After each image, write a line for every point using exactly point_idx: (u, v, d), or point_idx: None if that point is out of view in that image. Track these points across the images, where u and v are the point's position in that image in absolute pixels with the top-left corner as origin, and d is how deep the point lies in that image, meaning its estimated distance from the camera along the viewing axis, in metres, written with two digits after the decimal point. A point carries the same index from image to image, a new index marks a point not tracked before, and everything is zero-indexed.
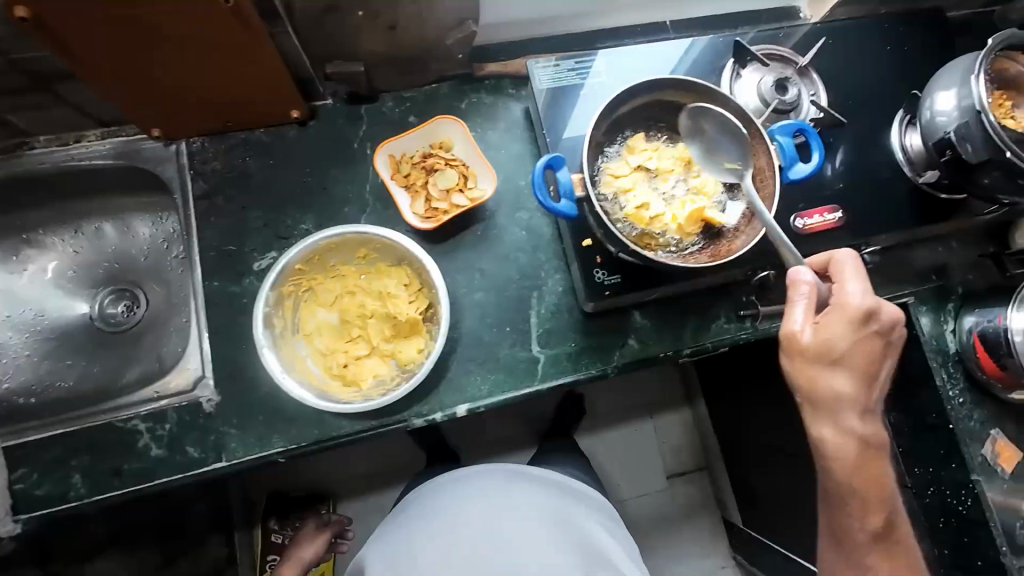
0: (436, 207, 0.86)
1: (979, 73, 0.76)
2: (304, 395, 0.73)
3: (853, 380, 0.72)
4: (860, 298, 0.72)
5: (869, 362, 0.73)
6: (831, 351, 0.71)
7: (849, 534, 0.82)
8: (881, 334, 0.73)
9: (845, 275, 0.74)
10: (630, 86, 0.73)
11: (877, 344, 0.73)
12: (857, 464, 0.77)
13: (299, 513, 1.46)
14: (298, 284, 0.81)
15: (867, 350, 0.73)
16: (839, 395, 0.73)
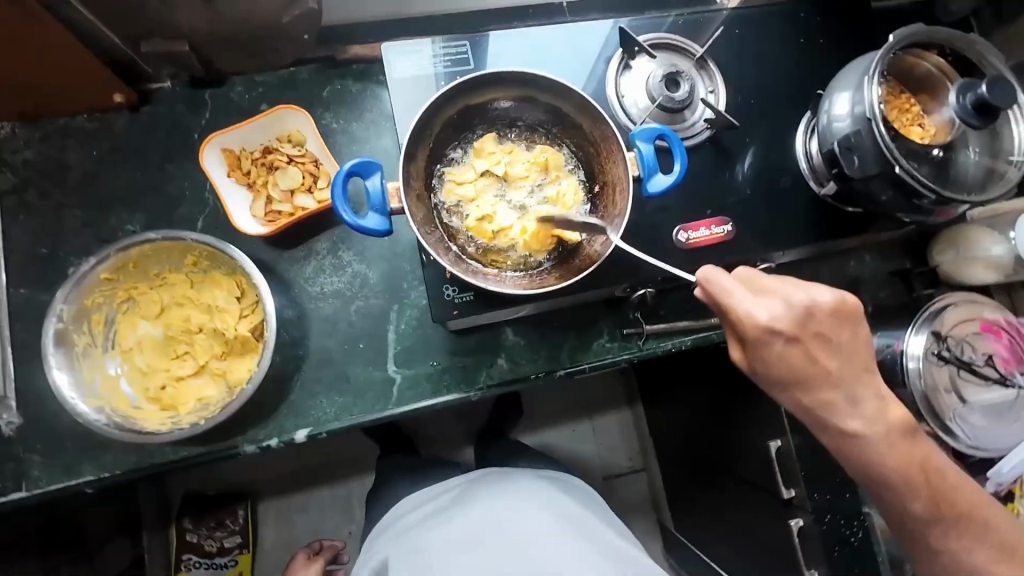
0: (277, 209, 0.77)
1: (873, 75, 0.68)
2: (100, 421, 0.65)
3: (824, 389, 0.62)
4: (761, 309, 0.60)
5: (820, 364, 0.61)
6: (777, 377, 0.62)
7: (912, 533, 0.68)
8: (802, 334, 0.60)
9: (724, 288, 0.61)
10: (469, 78, 0.63)
11: (812, 344, 0.61)
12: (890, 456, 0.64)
13: (215, 513, 1.38)
14: (112, 295, 0.72)
15: (808, 356, 0.61)
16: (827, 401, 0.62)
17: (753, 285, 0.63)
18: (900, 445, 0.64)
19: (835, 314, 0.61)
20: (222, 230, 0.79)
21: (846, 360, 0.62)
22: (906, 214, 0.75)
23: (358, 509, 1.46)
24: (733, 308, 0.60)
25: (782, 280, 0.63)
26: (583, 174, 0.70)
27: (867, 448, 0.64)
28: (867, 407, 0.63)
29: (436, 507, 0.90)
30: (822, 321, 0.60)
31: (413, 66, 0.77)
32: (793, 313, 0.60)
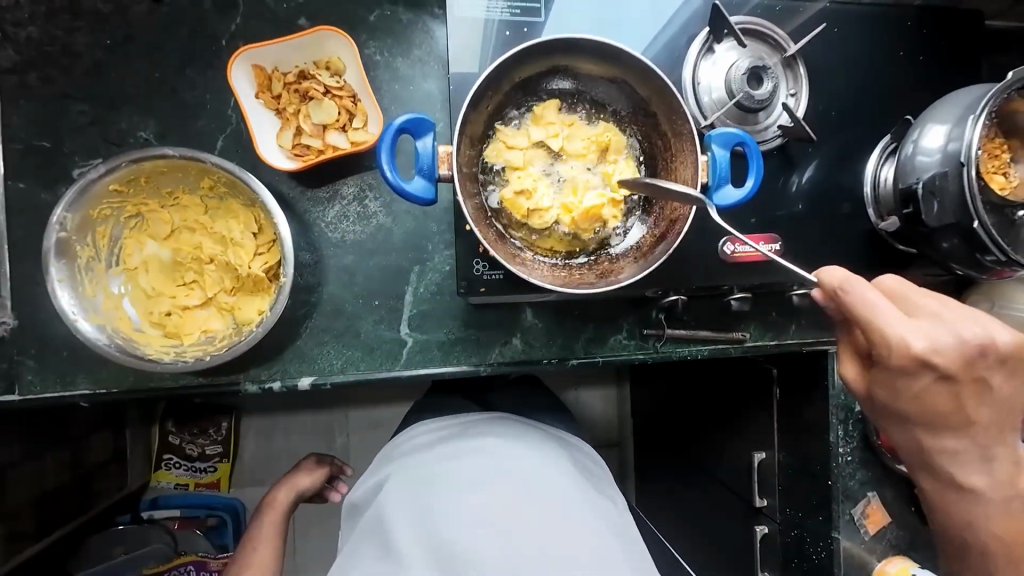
0: (306, 143, 0.71)
1: (981, 114, 0.62)
2: (102, 342, 0.62)
3: (950, 436, 0.60)
4: (919, 337, 0.52)
5: (963, 411, 0.57)
6: (914, 412, 0.57)
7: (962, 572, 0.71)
8: (963, 373, 0.54)
9: (869, 299, 0.52)
10: (548, 39, 0.55)
11: (964, 386, 0.55)
12: (987, 517, 0.64)
13: (197, 421, 1.40)
14: (119, 208, 0.67)
15: (955, 401, 0.56)
16: (947, 448, 0.60)
17: (907, 301, 0.54)
18: (998, 507, 0.64)
19: (1004, 357, 0.55)
20: (243, 156, 0.72)
21: (992, 414, 0.58)
22: (960, 267, 0.72)
23: (338, 439, 1.49)
24: (879, 330, 0.52)
25: (945, 306, 0.54)
26: (644, 167, 0.64)
27: (963, 501, 0.64)
28: (996, 464, 0.62)
29: (448, 434, 0.80)
30: (988, 362, 0.54)
31: (478, 9, 0.69)
32: (960, 350, 0.52)
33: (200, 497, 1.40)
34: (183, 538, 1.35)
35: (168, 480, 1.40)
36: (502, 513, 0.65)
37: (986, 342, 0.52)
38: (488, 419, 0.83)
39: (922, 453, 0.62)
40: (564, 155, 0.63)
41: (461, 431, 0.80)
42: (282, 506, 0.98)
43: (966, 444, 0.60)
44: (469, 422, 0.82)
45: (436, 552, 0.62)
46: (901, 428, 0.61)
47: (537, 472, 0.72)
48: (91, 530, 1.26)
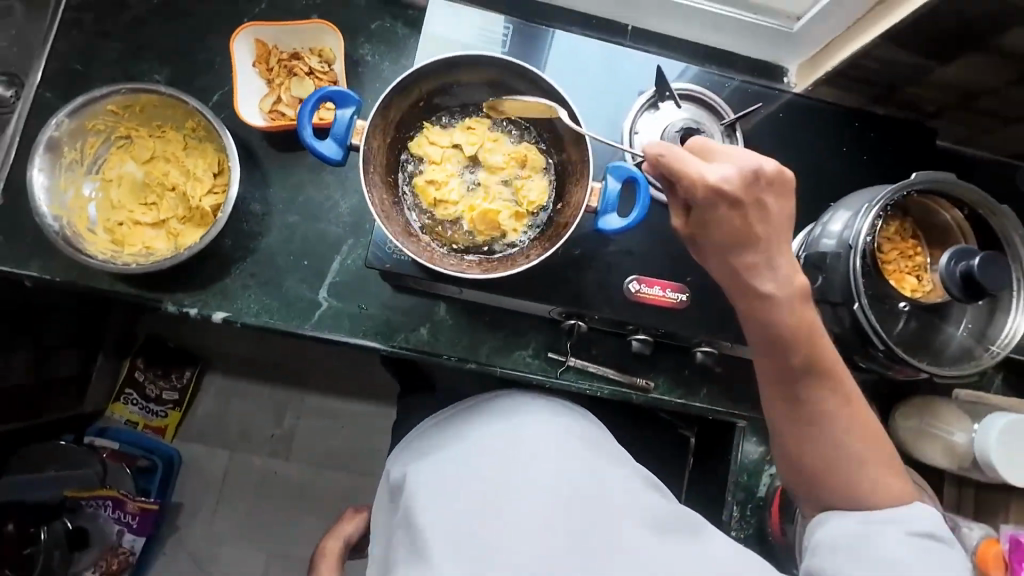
0: (281, 111, 0.82)
1: (876, 206, 0.64)
2: (52, 227, 0.72)
3: (746, 247, 0.59)
4: (713, 170, 0.58)
5: (754, 229, 0.59)
6: (719, 236, 0.59)
7: (780, 386, 0.62)
8: (745, 191, 0.58)
9: (684, 155, 0.58)
10: (474, 55, 0.63)
11: (752, 208, 0.58)
12: (794, 314, 0.59)
13: (166, 364, 1.46)
14: (113, 127, 0.79)
15: (744, 218, 0.58)
16: (750, 260, 0.60)
17: (709, 154, 0.61)
18: (796, 305, 0.60)
19: (774, 178, 0.59)
20: (230, 112, 0.84)
21: (777, 225, 0.60)
22: (861, 360, 0.71)
23: (287, 418, 1.51)
24: (690, 172, 0.57)
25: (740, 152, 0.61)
26: (553, 191, 0.70)
27: (771, 314, 0.59)
28: (782, 267, 0.60)
29: (427, 438, 0.79)
30: (762, 182, 0.58)
31: (453, 33, 0.80)
32: (742, 174, 0.58)
33: (142, 438, 1.42)
34: (112, 472, 1.39)
35: (121, 414, 1.45)
36: (503, 499, 0.65)
37: (763, 165, 0.58)
38: (446, 410, 0.83)
39: (733, 275, 0.61)
40: (484, 163, 0.70)
41: (472, 416, 0.78)
42: (334, 553, 0.99)
43: (755, 259, 0.59)
44: (482, 399, 0.81)
45: (463, 550, 0.62)
46: (705, 249, 0.61)
47: (548, 455, 0.70)
48: (35, 437, 1.32)
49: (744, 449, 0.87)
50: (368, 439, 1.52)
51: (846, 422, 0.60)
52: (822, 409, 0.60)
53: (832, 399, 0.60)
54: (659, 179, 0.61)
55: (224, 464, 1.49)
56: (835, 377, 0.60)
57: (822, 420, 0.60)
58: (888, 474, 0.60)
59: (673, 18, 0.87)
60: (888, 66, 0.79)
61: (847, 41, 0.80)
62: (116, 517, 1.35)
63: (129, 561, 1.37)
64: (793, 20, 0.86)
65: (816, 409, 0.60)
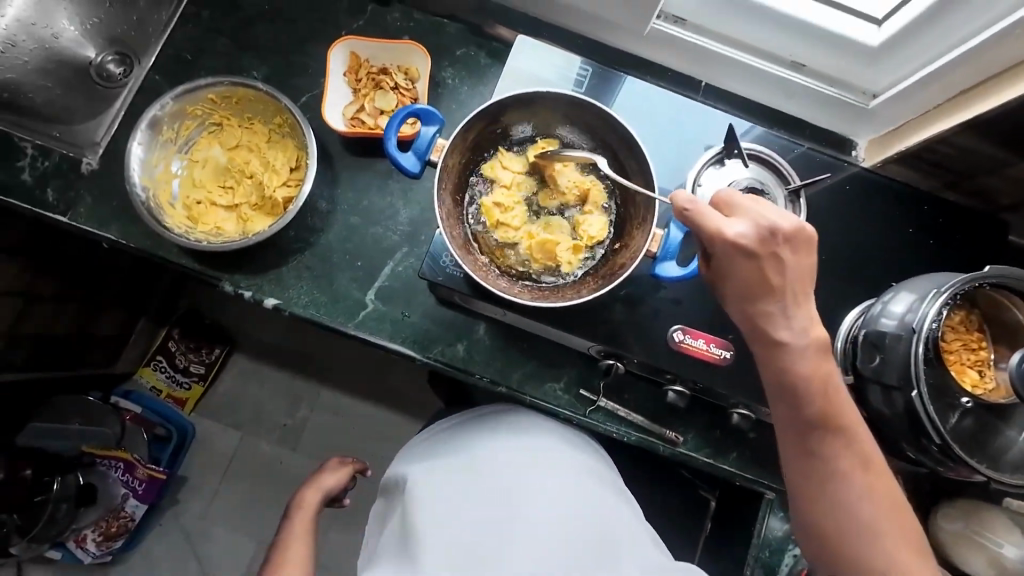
0: (361, 119, 0.86)
1: (944, 293, 0.62)
2: (139, 197, 0.77)
3: (760, 300, 0.60)
4: (731, 225, 0.59)
5: (772, 281, 0.59)
6: (736, 288, 0.61)
7: (793, 436, 0.62)
8: (762, 245, 0.58)
9: (702, 208, 0.59)
10: (556, 94, 0.65)
11: (768, 262, 0.59)
12: (812, 364, 0.60)
13: (198, 339, 1.49)
14: (209, 113, 0.85)
15: (760, 272, 0.59)
16: (765, 310, 0.60)
17: (730, 206, 0.62)
18: (813, 356, 0.60)
19: (795, 234, 0.59)
20: (314, 114, 0.89)
21: (795, 276, 0.59)
22: (911, 451, 0.68)
23: (301, 409, 1.53)
24: (707, 227, 0.59)
25: (761, 206, 0.61)
26: (614, 228, 0.70)
27: (792, 365, 0.60)
28: (799, 318, 0.60)
29: (436, 449, 0.90)
30: (782, 237, 0.58)
31: (535, 68, 0.83)
32: (759, 232, 0.59)
33: (162, 407, 1.45)
34: (129, 433, 1.41)
35: (148, 379, 1.48)
36: (508, 508, 0.78)
37: (781, 225, 0.58)
38: (450, 422, 0.94)
39: (748, 322, 0.62)
40: (549, 188, 0.72)
41: (472, 436, 0.88)
42: (311, 504, 1.02)
43: (777, 310, 0.60)
44: (484, 416, 0.90)
45: (460, 563, 0.73)
46: (723, 295, 0.63)
47: (537, 485, 0.81)
48: (63, 391, 1.34)
49: (769, 523, 0.82)
50: (376, 445, 1.52)
51: (863, 484, 0.60)
52: (836, 465, 0.60)
53: (848, 458, 0.60)
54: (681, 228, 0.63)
55: (234, 445, 1.51)
56: (852, 434, 0.60)
57: (837, 477, 0.60)
58: (900, 542, 0.59)
59: (748, 81, 0.89)
60: (963, 154, 0.78)
61: (923, 125, 0.81)
62: (124, 481, 1.37)
63: (127, 526, 1.39)
64: (870, 97, 0.86)
65: (831, 465, 0.60)
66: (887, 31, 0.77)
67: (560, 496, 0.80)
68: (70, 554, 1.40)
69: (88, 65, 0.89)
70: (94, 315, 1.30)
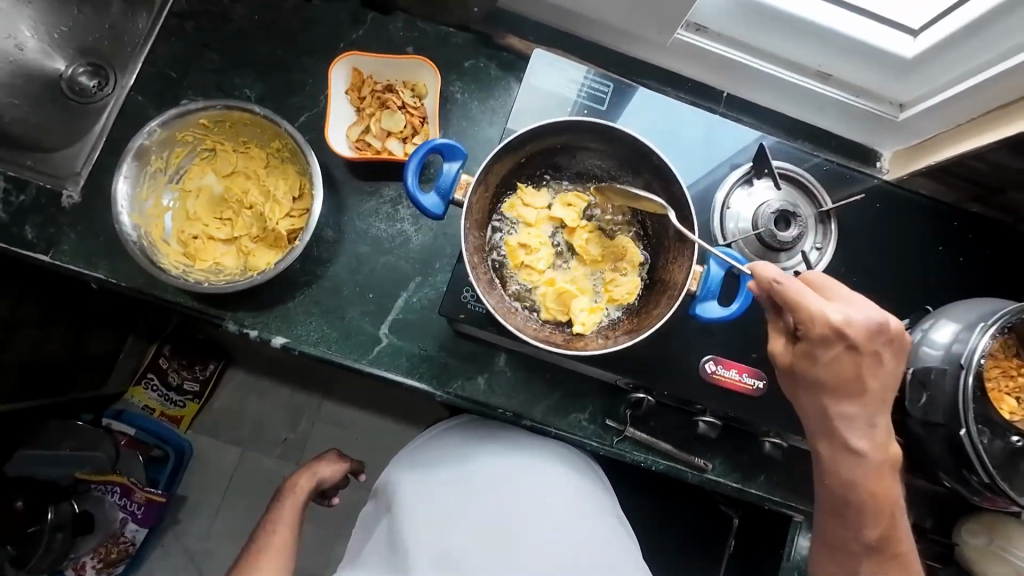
0: (369, 142, 0.81)
1: (991, 324, 0.62)
2: (131, 237, 0.71)
3: (849, 397, 0.60)
4: (835, 311, 0.58)
5: (862, 380, 0.59)
6: (821, 379, 0.59)
7: (843, 551, 0.65)
8: (865, 346, 0.58)
9: (802, 288, 0.59)
10: (606, 124, 0.64)
11: (867, 358, 0.59)
12: (879, 481, 0.62)
13: (192, 355, 1.41)
14: (200, 139, 0.79)
15: (857, 366, 0.59)
16: (848, 412, 0.60)
17: (826, 293, 0.61)
18: (885, 473, 0.62)
19: (894, 336, 0.59)
20: (315, 136, 0.83)
21: (883, 382, 0.60)
22: (949, 481, 0.67)
23: (302, 423, 1.46)
24: (812, 309, 0.57)
25: (859, 300, 0.60)
26: (643, 293, 0.71)
27: (855, 473, 0.61)
28: (879, 432, 0.61)
29: (431, 455, 0.85)
30: (883, 338, 0.59)
31: (553, 85, 0.78)
32: (869, 325, 0.58)
33: (157, 427, 1.35)
34: (124, 458, 1.32)
35: (140, 399, 1.39)
36: (511, 526, 0.76)
37: (885, 325, 0.58)
38: (446, 426, 0.89)
39: (824, 421, 0.61)
40: (579, 253, 0.73)
41: (475, 448, 0.83)
42: (302, 492, 0.95)
43: (858, 415, 0.60)
44: (488, 428, 0.85)
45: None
46: (801, 381, 0.61)
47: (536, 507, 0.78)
48: (56, 416, 1.23)
49: (799, 546, 0.81)
50: (383, 458, 1.45)
51: None
52: None
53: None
54: (767, 301, 0.62)
55: (234, 463, 1.44)
56: (901, 557, 0.64)
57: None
58: None
59: (771, 93, 0.86)
60: (996, 169, 0.75)
61: (955, 138, 0.78)
62: (122, 504, 1.30)
63: (129, 551, 1.31)
64: (897, 108, 0.83)
65: None
66: (923, 44, 0.73)
67: (560, 512, 0.79)
68: None
69: (59, 78, 0.85)
70: (88, 334, 1.21)
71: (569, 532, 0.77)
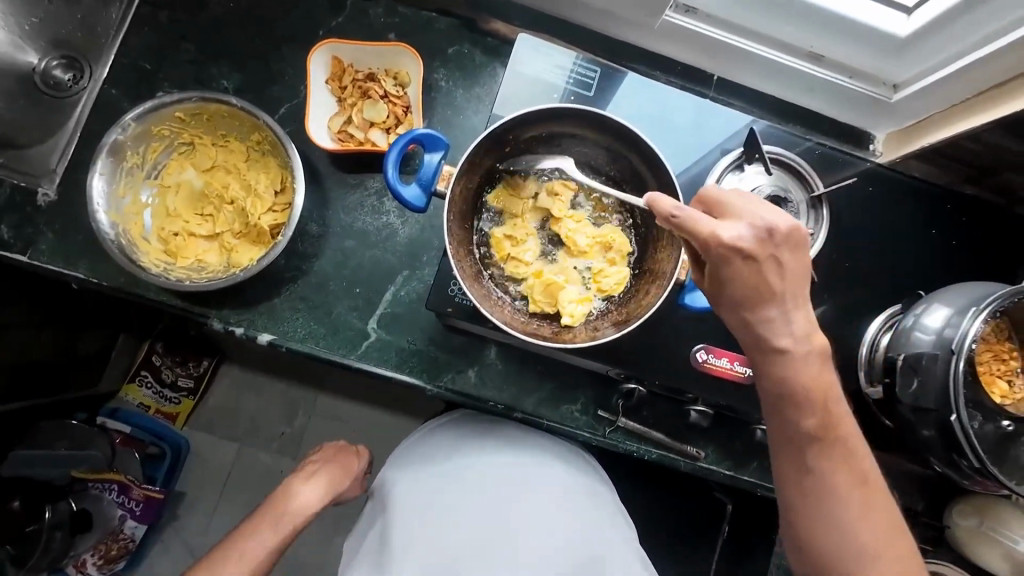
0: (351, 133, 0.79)
1: (983, 308, 0.62)
2: (108, 235, 0.70)
3: (764, 302, 0.57)
4: (727, 228, 0.55)
5: (767, 282, 0.57)
6: (729, 293, 0.58)
7: (790, 447, 0.59)
8: (759, 251, 0.56)
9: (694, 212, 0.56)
10: (595, 111, 0.63)
11: (766, 264, 0.56)
12: (813, 374, 0.58)
13: (184, 352, 1.40)
14: (177, 132, 0.77)
15: (758, 275, 0.56)
16: (766, 315, 0.58)
17: (720, 207, 0.59)
18: (815, 366, 0.58)
19: (784, 236, 0.57)
20: (295, 127, 0.81)
21: (791, 278, 0.57)
22: (939, 466, 0.67)
23: (298, 417, 1.44)
24: (704, 230, 0.55)
25: (750, 202, 0.58)
26: (631, 285, 0.70)
27: (789, 370, 0.58)
28: (798, 324, 0.58)
29: (425, 453, 0.84)
30: (774, 240, 0.56)
31: (538, 70, 0.76)
32: (757, 233, 0.56)
33: (152, 423, 1.35)
34: (120, 456, 1.32)
35: (134, 397, 1.38)
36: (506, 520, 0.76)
37: (775, 224, 0.56)
38: (438, 424, 0.88)
39: (748, 329, 0.59)
40: (566, 244, 0.71)
41: (469, 445, 0.83)
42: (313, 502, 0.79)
43: (776, 317, 0.57)
44: (482, 423, 0.85)
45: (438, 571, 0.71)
46: (721, 301, 0.59)
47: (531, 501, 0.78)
48: (48, 415, 1.23)
49: None
50: (380, 452, 1.44)
51: (866, 504, 0.58)
52: (833, 483, 0.58)
53: (846, 476, 0.58)
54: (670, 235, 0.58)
55: (230, 459, 1.43)
56: (850, 448, 0.59)
57: (835, 496, 0.58)
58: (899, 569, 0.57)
59: (762, 75, 0.84)
60: (990, 150, 0.74)
61: (948, 119, 0.77)
62: (120, 502, 1.30)
63: (128, 548, 1.32)
64: (891, 88, 0.81)
65: (828, 482, 0.58)
66: (917, 22, 0.71)
67: (557, 506, 0.78)
68: None
69: (32, 72, 0.79)
70: (81, 333, 1.20)
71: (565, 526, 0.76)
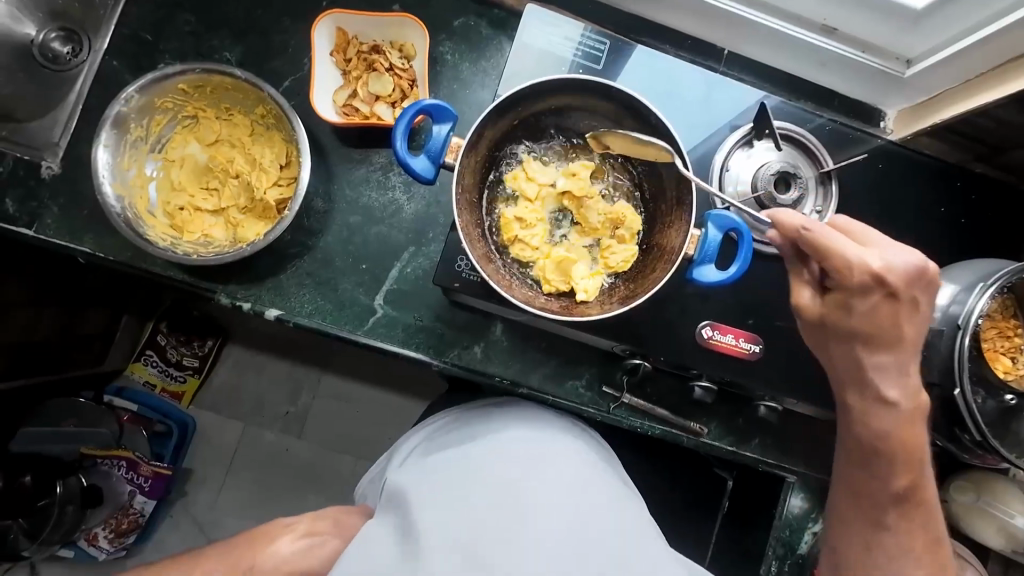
0: (356, 107, 0.79)
1: (991, 284, 0.62)
2: (114, 209, 0.70)
3: (882, 347, 0.61)
4: (872, 257, 0.58)
5: (897, 321, 0.60)
6: (852, 328, 0.61)
7: (869, 498, 0.67)
8: (900, 288, 0.58)
9: (830, 232, 0.58)
10: (605, 83, 0.62)
11: (903, 304, 0.60)
12: (903, 429, 0.64)
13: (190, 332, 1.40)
14: (181, 105, 0.76)
15: (894, 312, 0.59)
16: (879, 361, 0.62)
17: (857, 236, 0.61)
18: (909, 423, 0.63)
19: (926, 278, 0.60)
20: (299, 101, 0.80)
21: (917, 329, 0.61)
22: (940, 440, 0.68)
23: (303, 397, 1.46)
24: (846, 254, 0.57)
25: (889, 240, 0.61)
26: (639, 260, 0.69)
27: (886, 420, 0.63)
28: (912, 379, 0.63)
29: (431, 442, 0.78)
30: (916, 278, 0.59)
31: (546, 43, 0.75)
32: (905, 270, 0.58)
33: (158, 401, 1.35)
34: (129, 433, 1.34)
35: (140, 375, 1.38)
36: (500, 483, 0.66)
37: (916, 263, 0.59)
38: (438, 419, 0.83)
39: (856, 372, 0.63)
40: (578, 222, 0.71)
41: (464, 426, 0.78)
42: None
43: (887, 364, 0.62)
44: (482, 409, 0.80)
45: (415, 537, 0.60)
46: (834, 333, 0.63)
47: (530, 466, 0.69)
48: (55, 393, 1.26)
49: (792, 504, 0.83)
50: (384, 431, 1.46)
51: (924, 560, 0.66)
52: (902, 538, 0.66)
53: (918, 537, 0.66)
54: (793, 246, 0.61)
55: (236, 436, 1.44)
56: (928, 513, 0.67)
57: (905, 553, 0.66)
58: None
59: (773, 49, 0.82)
60: (1000, 126, 0.73)
61: (961, 96, 0.75)
62: (129, 478, 1.31)
63: (138, 522, 1.32)
64: (905, 64, 0.80)
65: (893, 535, 0.66)
66: None
67: (558, 474, 0.68)
68: (83, 552, 1.33)
69: (31, 46, 0.78)
70: (85, 313, 1.20)
71: (569, 497, 0.66)
